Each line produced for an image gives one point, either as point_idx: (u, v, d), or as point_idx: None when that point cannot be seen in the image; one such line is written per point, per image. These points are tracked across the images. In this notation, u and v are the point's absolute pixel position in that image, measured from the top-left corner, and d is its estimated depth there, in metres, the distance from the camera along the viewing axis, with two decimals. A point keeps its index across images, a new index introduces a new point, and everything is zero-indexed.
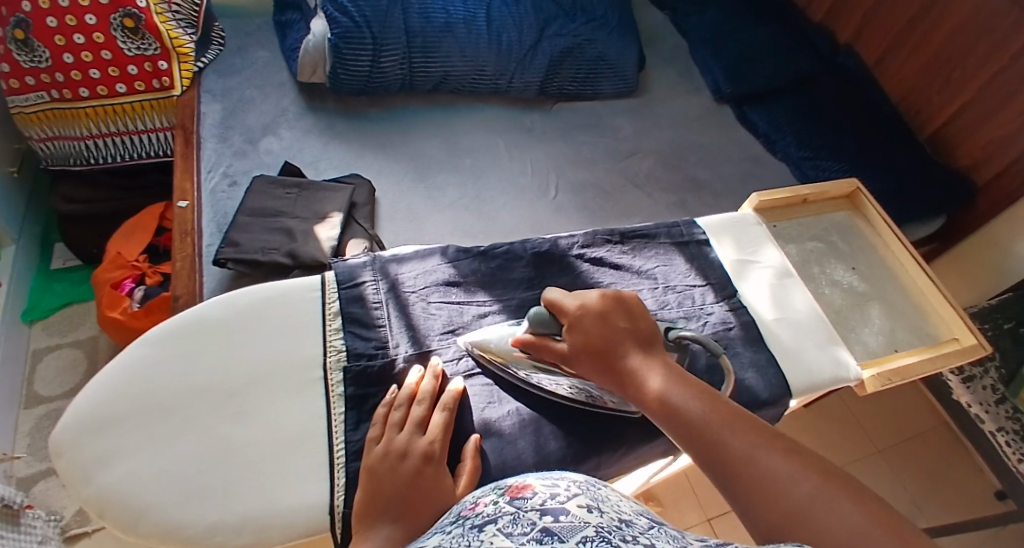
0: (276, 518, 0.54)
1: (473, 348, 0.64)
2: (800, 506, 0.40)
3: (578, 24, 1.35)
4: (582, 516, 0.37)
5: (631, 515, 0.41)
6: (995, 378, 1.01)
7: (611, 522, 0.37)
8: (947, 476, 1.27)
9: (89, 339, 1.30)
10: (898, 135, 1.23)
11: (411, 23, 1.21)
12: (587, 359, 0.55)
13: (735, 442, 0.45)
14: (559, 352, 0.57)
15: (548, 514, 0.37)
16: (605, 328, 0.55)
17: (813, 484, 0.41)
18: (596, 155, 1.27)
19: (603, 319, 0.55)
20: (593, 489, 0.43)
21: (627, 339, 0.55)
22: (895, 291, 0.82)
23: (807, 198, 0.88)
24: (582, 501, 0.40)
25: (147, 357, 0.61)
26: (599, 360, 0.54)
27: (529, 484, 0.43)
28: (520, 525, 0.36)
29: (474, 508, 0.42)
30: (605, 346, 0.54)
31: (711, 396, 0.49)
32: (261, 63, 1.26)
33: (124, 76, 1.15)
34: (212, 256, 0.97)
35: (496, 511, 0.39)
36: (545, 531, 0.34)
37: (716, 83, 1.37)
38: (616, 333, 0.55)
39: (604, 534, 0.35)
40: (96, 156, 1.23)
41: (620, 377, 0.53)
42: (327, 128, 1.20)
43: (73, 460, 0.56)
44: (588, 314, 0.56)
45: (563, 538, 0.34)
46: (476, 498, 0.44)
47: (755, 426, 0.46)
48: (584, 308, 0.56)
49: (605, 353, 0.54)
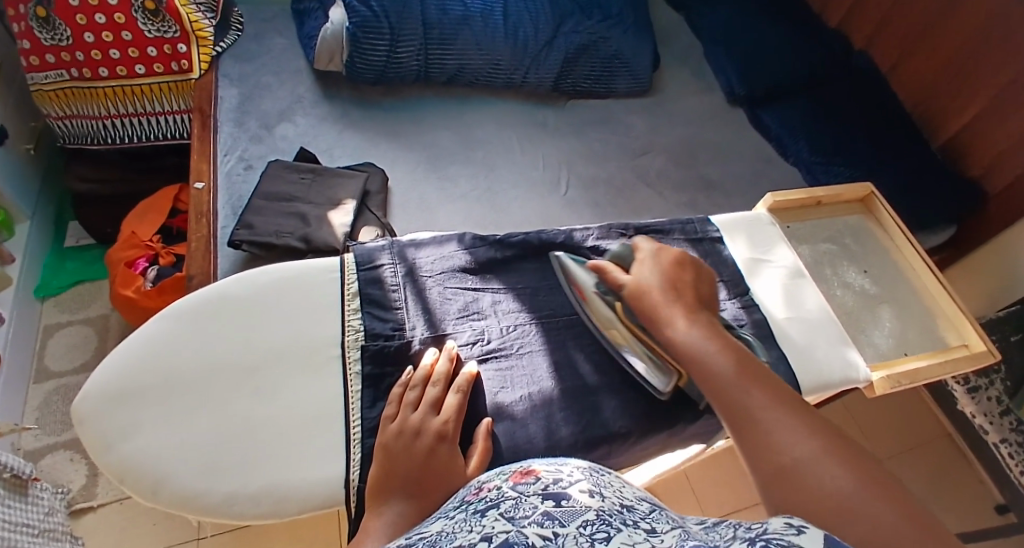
0: (292, 491, 0.55)
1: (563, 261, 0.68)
2: (792, 461, 0.40)
3: (594, 21, 1.36)
4: (583, 500, 0.38)
5: (634, 501, 0.42)
6: (1001, 390, 1.02)
7: (611, 506, 0.39)
8: (948, 486, 1.28)
9: (99, 317, 1.31)
10: (908, 143, 1.24)
11: (429, 14, 1.22)
12: (636, 295, 0.59)
13: (752, 403, 0.46)
14: (619, 279, 0.62)
15: (549, 500, 0.38)
16: (667, 273, 0.60)
17: (813, 446, 0.41)
18: (608, 152, 1.27)
19: (669, 269, 0.61)
20: (596, 475, 0.44)
21: (682, 293, 0.59)
22: (906, 296, 0.83)
23: (820, 200, 0.89)
24: (584, 486, 0.41)
25: (167, 330, 0.62)
26: (652, 293, 0.58)
27: (533, 470, 0.44)
28: (522, 510, 0.37)
29: (478, 493, 0.43)
30: (653, 295, 0.58)
31: (747, 361, 0.50)
32: (279, 49, 1.27)
33: (144, 57, 1.16)
34: (227, 237, 0.98)
35: (499, 496, 0.40)
36: (546, 515, 0.35)
37: (729, 84, 1.38)
38: (676, 280, 0.60)
39: (605, 518, 0.36)
40: (113, 136, 1.24)
41: (661, 317, 0.56)
42: (343, 116, 1.21)
43: (94, 427, 0.57)
44: (663, 256, 0.63)
45: (564, 521, 0.35)
46: (481, 483, 0.45)
47: (781, 394, 0.46)
48: (658, 252, 0.63)
49: (652, 296, 0.58)
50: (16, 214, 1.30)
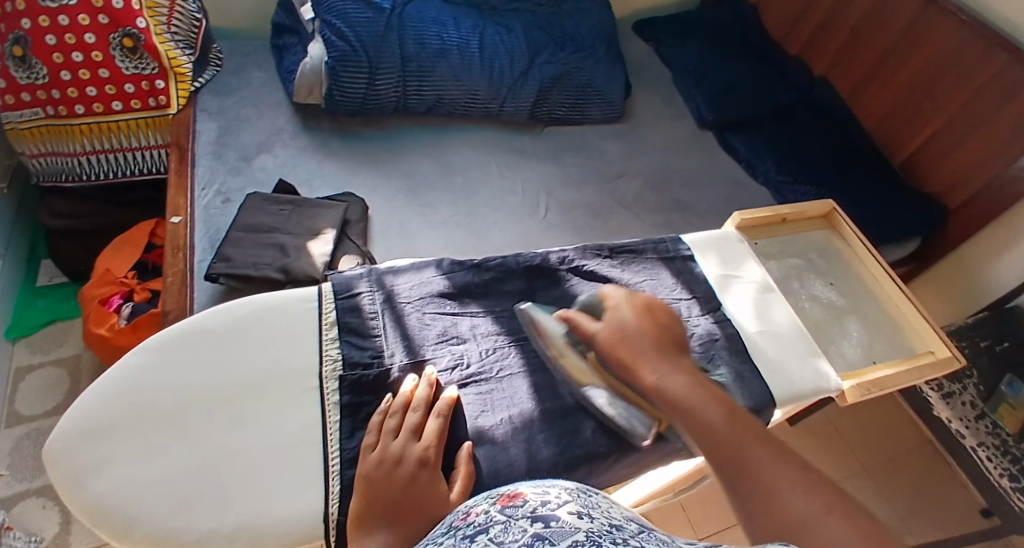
0: (270, 524, 0.54)
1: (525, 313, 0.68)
2: (800, 516, 0.42)
3: (567, 52, 1.40)
4: (573, 521, 0.39)
5: (621, 521, 0.42)
6: (974, 395, 1.06)
7: (600, 526, 0.39)
8: (932, 495, 1.29)
9: (73, 356, 1.29)
10: (872, 162, 1.28)
11: (407, 48, 1.24)
12: (609, 346, 0.60)
13: (753, 456, 0.48)
14: (592, 330, 0.62)
15: (538, 522, 0.38)
16: (640, 320, 0.61)
17: (812, 500, 0.43)
18: (585, 177, 1.30)
19: (639, 316, 0.61)
20: (583, 496, 0.44)
21: (656, 339, 0.60)
22: (873, 307, 0.85)
23: (786, 217, 0.91)
24: (572, 508, 0.41)
25: (142, 365, 0.61)
26: (625, 346, 0.59)
27: (521, 492, 0.44)
28: (511, 534, 0.37)
29: (466, 518, 0.43)
30: (628, 344, 0.59)
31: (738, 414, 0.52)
32: (257, 83, 1.29)
33: (121, 94, 1.16)
34: (204, 271, 0.97)
35: (487, 520, 0.40)
36: (535, 537, 0.36)
37: (699, 110, 1.42)
38: (649, 327, 0.61)
39: (594, 538, 0.37)
40: (89, 172, 1.23)
41: (641, 368, 0.57)
42: (322, 147, 1.22)
43: (67, 467, 0.55)
44: (632, 303, 0.63)
45: (554, 541, 0.35)
46: (469, 507, 0.45)
47: (774, 447, 0.49)
48: (627, 299, 0.64)
49: (626, 346, 0.59)
50: None
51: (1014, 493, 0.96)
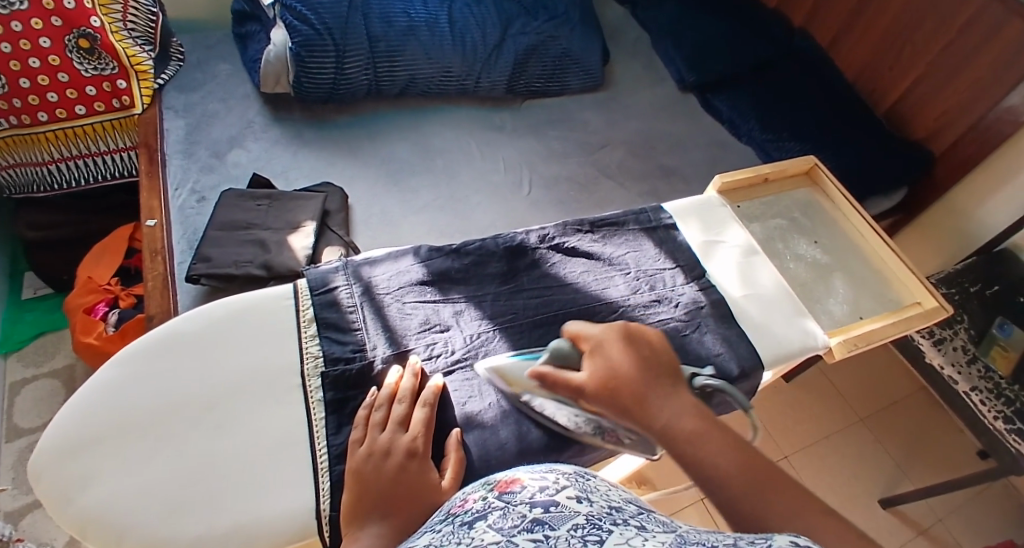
0: (262, 524, 0.54)
1: (492, 374, 0.62)
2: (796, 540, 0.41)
3: (540, 21, 1.36)
4: (572, 505, 0.38)
5: (621, 503, 0.42)
6: (966, 339, 1.06)
7: (600, 509, 0.39)
8: (928, 440, 1.31)
9: (65, 367, 1.28)
10: (856, 111, 1.26)
11: (374, 29, 1.21)
12: (604, 392, 0.54)
13: (772, 503, 0.44)
14: (576, 383, 0.55)
15: (538, 507, 0.38)
16: (629, 360, 0.56)
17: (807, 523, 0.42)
18: (568, 149, 1.28)
19: (624, 349, 0.56)
20: (581, 480, 0.44)
21: (649, 372, 0.55)
22: (857, 261, 0.85)
23: (767, 177, 0.90)
24: (572, 491, 0.41)
25: (118, 376, 0.60)
26: (620, 384, 0.54)
27: (518, 478, 0.44)
28: (510, 519, 0.37)
29: (463, 505, 0.43)
30: (621, 383, 0.54)
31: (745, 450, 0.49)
32: (224, 76, 1.27)
33: (83, 97, 1.13)
34: (185, 273, 0.96)
35: (485, 506, 0.40)
36: (536, 521, 0.36)
37: (679, 72, 1.40)
38: (640, 364, 0.55)
39: (595, 520, 0.36)
40: (61, 181, 1.22)
41: (645, 415, 0.52)
42: (295, 138, 1.20)
43: (53, 482, 0.55)
44: (610, 342, 0.57)
45: (554, 525, 0.35)
46: (465, 494, 0.45)
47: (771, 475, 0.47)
48: (606, 336, 0.58)
49: (622, 387, 0.53)
50: None
51: (1009, 435, 0.97)
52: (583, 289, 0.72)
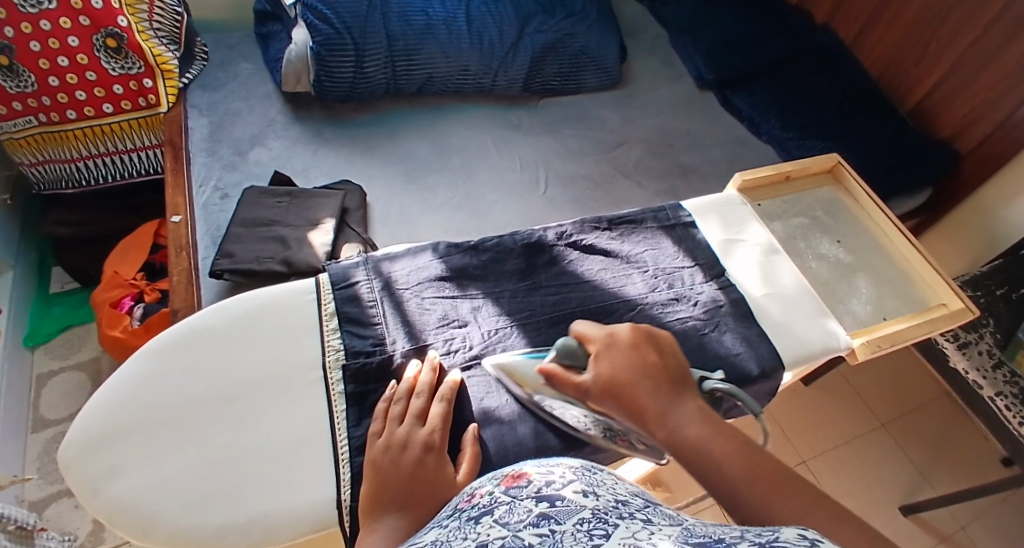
0: (283, 517, 0.55)
1: (498, 370, 0.62)
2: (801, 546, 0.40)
3: (558, 19, 1.36)
4: (578, 499, 0.38)
5: (627, 496, 0.42)
6: (991, 343, 1.03)
7: (607, 502, 0.39)
8: (952, 446, 1.29)
9: (92, 360, 1.31)
10: (879, 109, 1.24)
11: (392, 27, 1.21)
12: (610, 394, 0.54)
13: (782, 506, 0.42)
14: (581, 384, 0.56)
15: (543, 501, 0.38)
16: (634, 363, 0.55)
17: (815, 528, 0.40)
18: (585, 147, 1.28)
19: (632, 351, 0.56)
20: (588, 474, 0.44)
21: (655, 376, 0.54)
22: (880, 261, 0.83)
23: (789, 175, 0.89)
24: (577, 486, 0.41)
25: (144, 370, 0.61)
26: (625, 387, 0.53)
27: (524, 472, 0.44)
28: (516, 514, 0.37)
29: (471, 499, 0.43)
30: (626, 386, 0.53)
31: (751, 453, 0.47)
32: (245, 75, 1.29)
33: (110, 96, 1.15)
34: (208, 268, 0.98)
35: (492, 501, 0.40)
36: (541, 515, 0.36)
37: (697, 70, 1.39)
38: (644, 368, 0.55)
39: (601, 514, 0.36)
40: (88, 178, 1.24)
41: (648, 419, 0.51)
42: (315, 136, 1.21)
43: (82, 472, 0.57)
44: (615, 345, 0.57)
45: (560, 520, 0.35)
46: (472, 489, 0.45)
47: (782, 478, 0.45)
48: (613, 339, 0.58)
49: (628, 391, 0.53)
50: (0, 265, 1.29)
51: None
52: (601, 286, 0.71)
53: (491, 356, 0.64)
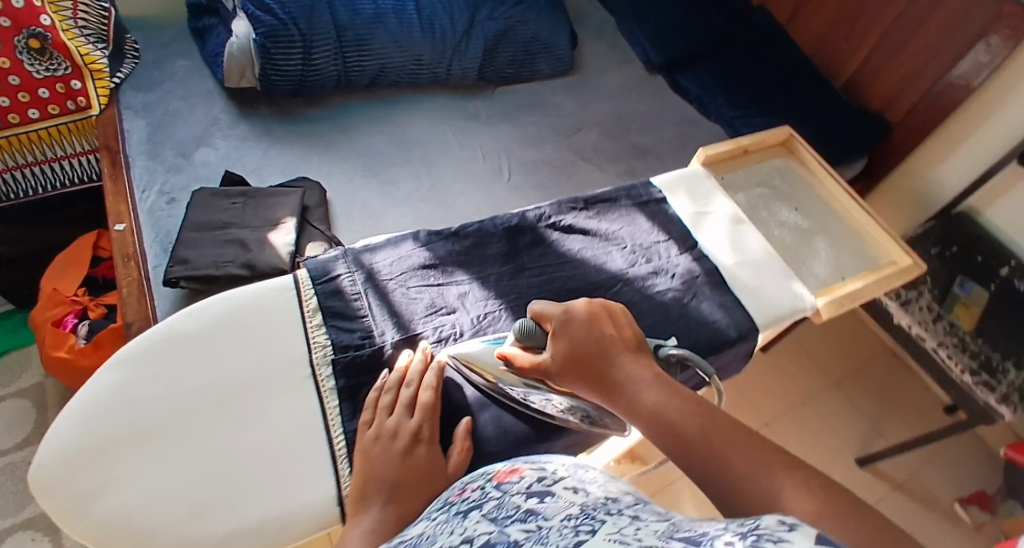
0: (286, 518, 0.53)
1: (457, 361, 0.61)
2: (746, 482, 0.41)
3: (508, 7, 1.35)
4: (568, 497, 0.38)
5: (620, 494, 0.40)
6: (930, 299, 1.12)
7: (596, 500, 0.38)
8: (901, 399, 1.38)
9: (35, 386, 1.22)
10: (817, 84, 1.31)
11: (340, 16, 1.18)
12: (570, 372, 0.53)
13: (726, 453, 0.43)
14: (540, 365, 0.55)
15: (533, 498, 0.37)
16: (592, 335, 0.54)
17: (751, 462, 0.42)
18: (543, 134, 1.28)
19: (588, 323, 0.55)
20: (578, 472, 0.43)
21: (614, 349, 0.53)
22: (835, 225, 0.88)
23: (748, 148, 0.92)
24: (570, 484, 0.41)
25: (118, 379, 0.57)
26: (582, 362, 0.53)
27: (518, 469, 0.44)
28: (505, 510, 0.36)
29: (461, 494, 0.42)
30: (587, 361, 0.52)
31: (705, 408, 0.47)
32: (183, 73, 1.22)
33: (36, 101, 1.08)
34: (162, 277, 0.93)
35: (483, 496, 0.39)
36: (529, 512, 0.35)
37: (646, 53, 1.42)
38: (604, 338, 0.54)
39: (589, 511, 0.35)
40: (15, 190, 1.14)
41: (611, 391, 0.50)
42: (266, 134, 1.17)
43: (60, 494, 0.52)
44: (572, 319, 0.55)
45: (547, 516, 0.34)
46: (463, 484, 0.44)
47: (724, 426, 0.45)
48: (569, 313, 0.56)
49: (588, 366, 0.52)
50: None
51: (977, 387, 1.02)
52: (583, 265, 0.72)
53: (449, 347, 0.62)
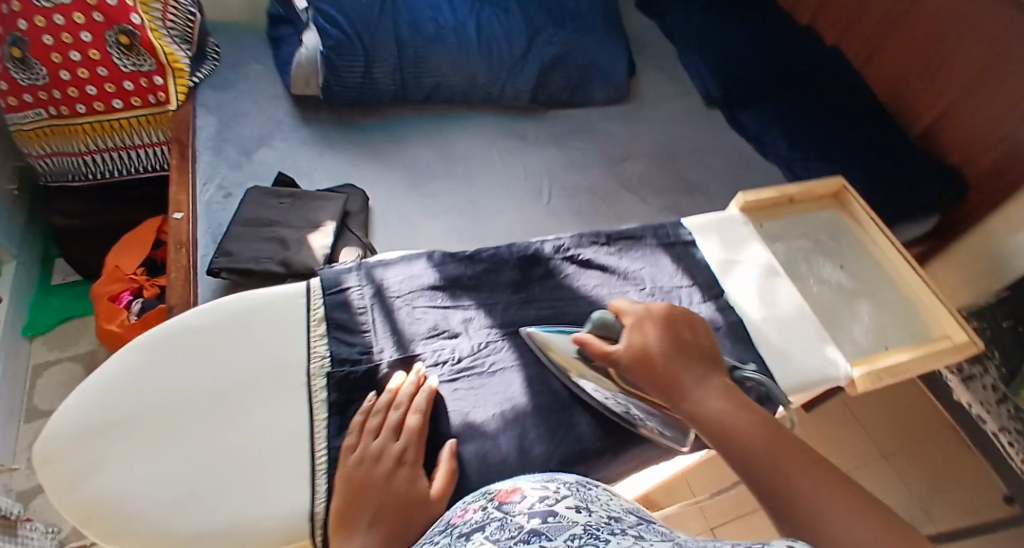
0: (256, 525, 0.53)
1: (534, 337, 0.65)
2: (804, 502, 0.42)
3: (568, 31, 1.35)
4: (568, 516, 0.35)
5: (621, 514, 0.40)
6: (995, 378, 0.99)
7: (597, 520, 0.36)
8: (955, 481, 1.24)
9: (88, 352, 1.31)
10: (888, 133, 1.24)
11: (402, 33, 1.22)
12: (640, 366, 0.55)
13: (786, 471, 0.44)
14: (611, 353, 0.57)
15: (535, 517, 0.35)
16: (668, 337, 0.57)
17: (810, 482, 0.43)
18: (590, 160, 1.27)
19: (666, 326, 0.58)
20: (581, 491, 0.42)
21: (687, 354, 0.56)
22: (884, 287, 0.82)
23: (794, 197, 0.87)
24: (570, 504, 0.38)
25: (127, 366, 0.60)
26: (655, 360, 0.55)
27: (518, 488, 0.43)
28: (506, 530, 0.34)
29: (462, 516, 0.40)
30: (660, 359, 0.55)
31: (768, 422, 0.49)
32: (255, 76, 1.29)
33: (121, 92, 1.17)
34: (206, 266, 0.98)
35: (483, 518, 0.38)
36: (533, 530, 0.33)
37: (706, 86, 1.38)
38: (678, 342, 0.57)
39: (593, 530, 0.33)
40: (96, 171, 1.25)
41: (678, 391, 0.53)
42: (321, 139, 1.22)
43: (57, 469, 0.55)
44: (653, 319, 0.59)
45: (549, 536, 0.32)
46: (465, 504, 0.43)
47: (787, 445, 0.47)
48: (650, 313, 0.60)
49: (660, 364, 0.55)
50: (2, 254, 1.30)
51: None
52: (595, 303, 0.71)
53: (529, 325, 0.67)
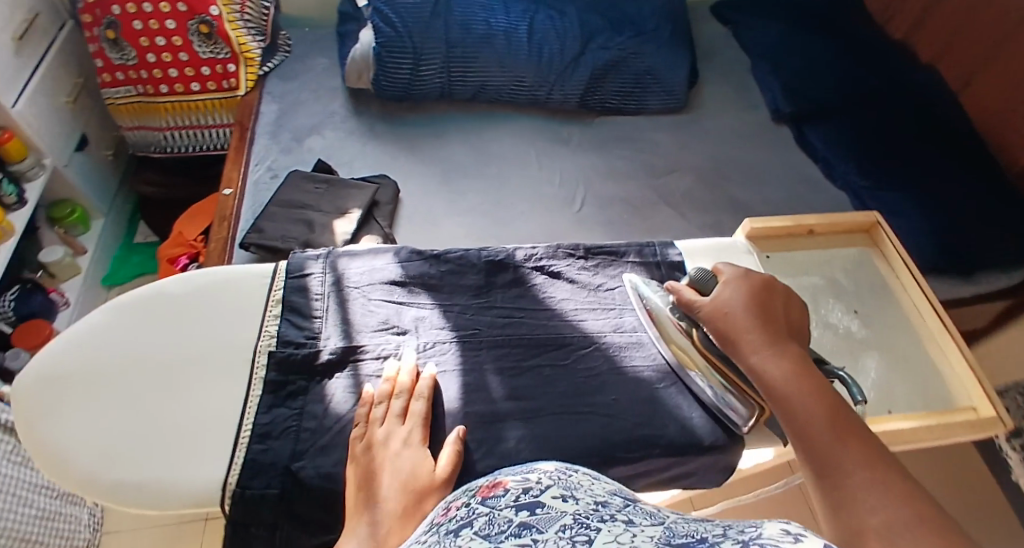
0: (173, 486, 0.56)
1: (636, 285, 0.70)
2: (849, 480, 0.38)
3: (625, 37, 1.31)
4: (557, 505, 0.30)
5: (606, 494, 0.34)
6: None
7: (587, 506, 0.30)
8: None
9: None
10: (976, 168, 1.09)
11: (452, 34, 1.24)
12: (717, 319, 0.58)
13: (838, 451, 0.41)
14: (695, 303, 0.61)
15: (523, 509, 0.29)
16: (756, 298, 0.58)
17: (860, 464, 0.39)
18: (632, 170, 1.22)
19: (755, 288, 0.59)
20: (563, 477, 0.35)
21: (769, 315, 0.56)
22: (904, 342, 0.72)
23: (813, 229, 0.79)
24: (558, 491, 0.32)
25: (106, 323, 0.66)
26: (732, 314, 0.57)
27: (502, 480, 0.36)
28: (494, 525, 0.28)
29: (447, 513, 0.34)
30: (739, 314, 0.56)
31: (843, 414, 0.45)
32: (320, 69, 1.37)
33: (198, 76, 1.28)
34: (241, 240, 1.05)
35: (471, 513, 0.31)
36: (524, 524, 0.27)
37: (775, 100, 1.28)
38: (763, 305, 0.57)
39: (584, 520, 0.28)
40: (173, 146, 1.37)
41: (744, 347, 0.54)
42: (368, 131, 1.26)
43: (24, 404, 0.60)
44: (747, 280, 0.60)
45: (541, 528, 0.27)
46: (448, 502, 0.37)
47: (846, 426, 0.43)
48: (744, 275, 0.61)
49: (736, 319, 0.56)
50: (93, 211, 1.46)
51: None
52: (556, 317, 0.69)
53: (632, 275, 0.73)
